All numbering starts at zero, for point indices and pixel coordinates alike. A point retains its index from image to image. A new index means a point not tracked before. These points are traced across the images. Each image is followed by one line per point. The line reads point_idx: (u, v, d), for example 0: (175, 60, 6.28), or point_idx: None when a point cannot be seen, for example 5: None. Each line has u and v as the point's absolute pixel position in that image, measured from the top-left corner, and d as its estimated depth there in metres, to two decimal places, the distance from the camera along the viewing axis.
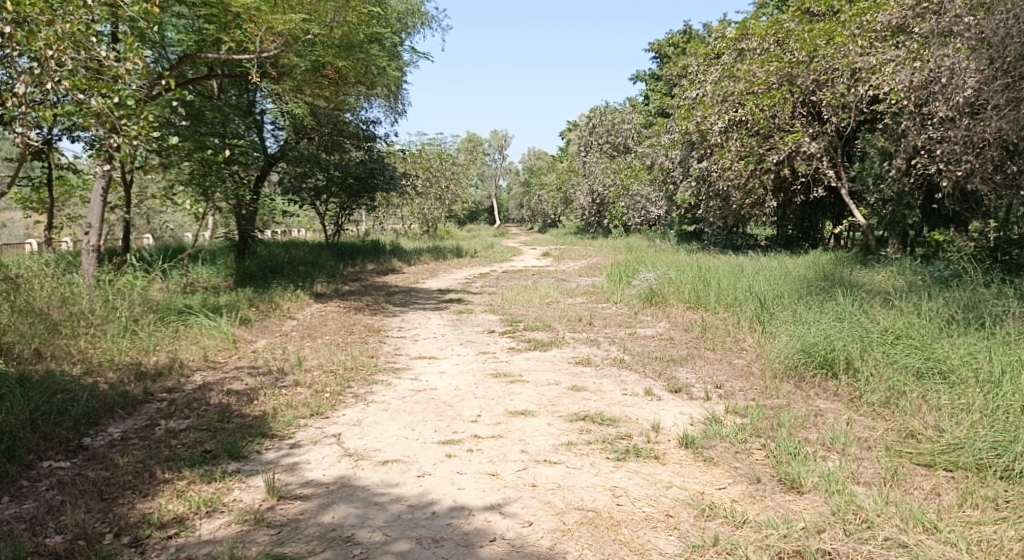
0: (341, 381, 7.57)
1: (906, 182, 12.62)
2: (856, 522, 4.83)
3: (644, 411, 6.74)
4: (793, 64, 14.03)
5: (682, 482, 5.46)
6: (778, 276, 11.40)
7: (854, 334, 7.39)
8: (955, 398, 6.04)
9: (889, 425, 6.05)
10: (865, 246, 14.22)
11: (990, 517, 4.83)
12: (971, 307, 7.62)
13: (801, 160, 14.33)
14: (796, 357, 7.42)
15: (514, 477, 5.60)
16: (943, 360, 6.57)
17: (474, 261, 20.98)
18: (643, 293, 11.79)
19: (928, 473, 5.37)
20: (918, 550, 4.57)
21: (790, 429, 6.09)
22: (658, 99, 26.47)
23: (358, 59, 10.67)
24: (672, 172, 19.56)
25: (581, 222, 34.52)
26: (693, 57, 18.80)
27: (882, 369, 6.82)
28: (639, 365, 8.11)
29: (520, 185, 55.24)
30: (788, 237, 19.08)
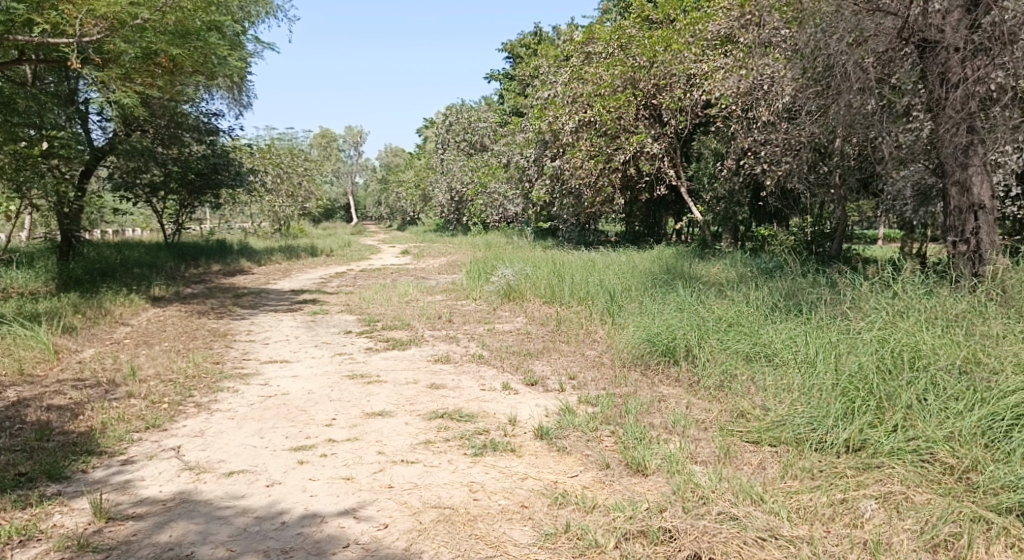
0: (182, 390, 7.23)
1: (735, 182, 13.52)
2: (693, 499, 5.02)
3: (502, 405, 6.84)
4: (636, 69, 14.62)
5: (537, 473, 5.58)
6: (626, 270, 11.85)
7: (692, 322, 7.79)
8: (778, 379, 6.49)
9: (723, 406, 6.43)
10: (703, 241, 15.15)
11: (807, 486, 5.09)
12: (792, 295, 8.23)
13: (644, 160, 15.00)
14: (641, 346, 7.74)
15: (369, 479, 5.54)
16: (768, 344, 7.06)
17: (329, 260, 20.51)
18: (501, 289, 11.95)
19: (756, 449, 5.70)
20: (746, 521, 4.74)
21: (636, 415, 6.35)
22: (513, 98, 26.92)
23: (195, 47, 10.31)
24: (527, 170, 19.91)
25: (440, 219, 34.55)
26: (543, 57, 19.19)
27: (717, 354, 7.25)
28: (497, 360, 8.22)
29: (378, 182, 54.53)
30: (635, 233, 19.94)
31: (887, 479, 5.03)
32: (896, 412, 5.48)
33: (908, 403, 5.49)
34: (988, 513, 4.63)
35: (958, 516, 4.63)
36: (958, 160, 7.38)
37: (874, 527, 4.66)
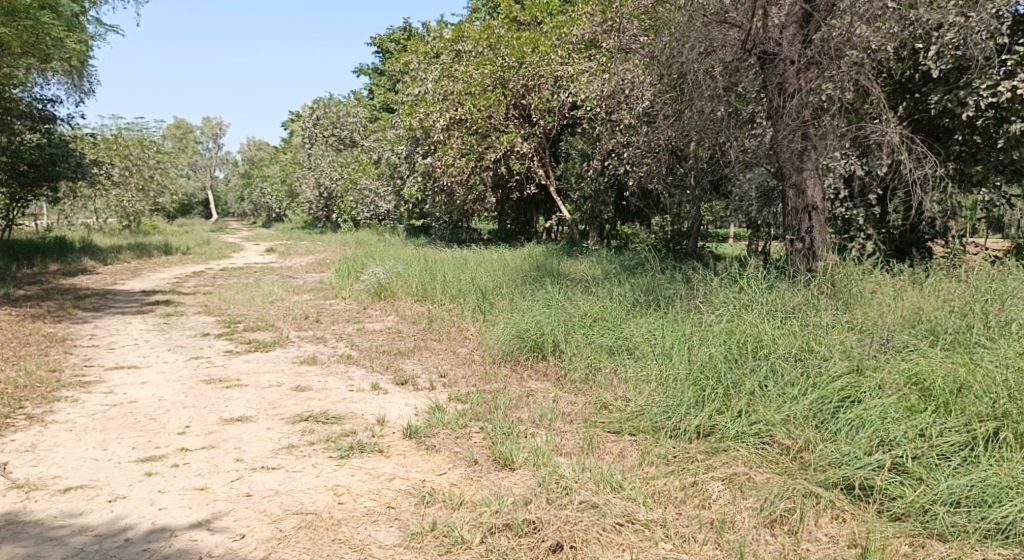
0: (11, 402, 6.67)
1: (601, 182, 13.98)
2: (557, 490, 5.05)
3: (370, 405, 6.71)
4: (505, 69, 14.74)
5: (405, 472, 5.48)
6: (497, 267, 11.91)
7: (558, 318, 7.92)
8: (638, 370, 6.68)
9: (587, 399, 6.56)
10: (572, 238, 15.47)
11: (663, 471, 5.23)
12: (651, 290, 8.49)
13: (515, 159, 15.21)
14: (511, 342, 7.79)
15: (225, 488, 5.29)
16: (629, 337, 7.26)
17: (186, 258, 19.51)
18: (371, 287, 11.74)
19: (617, 438, 5.82)
20: (606, 508, 4.80)
21: (505, 410, 6.38)
22: (382, 93, 26.57)
23: (25, 27, 9.52)
24: (398, 167, 19.67)
25: (307, 216, 33.59)
26: (411, 53, 19.01)
27: (582, 348, 7.39)
28: (366, 360, 8.05)
29: (241, 177, 52.43)
30: (507, 231, 20.18)
31: (733, 462, 5.22)
32: (741, 399, 5.72)
33: (751, 389, 5.75)
34: (817, 488, 4.79)
35: (792, 493, 4.76)
36: (793, 164, 7.87)
37: (720, 507, 4.78)
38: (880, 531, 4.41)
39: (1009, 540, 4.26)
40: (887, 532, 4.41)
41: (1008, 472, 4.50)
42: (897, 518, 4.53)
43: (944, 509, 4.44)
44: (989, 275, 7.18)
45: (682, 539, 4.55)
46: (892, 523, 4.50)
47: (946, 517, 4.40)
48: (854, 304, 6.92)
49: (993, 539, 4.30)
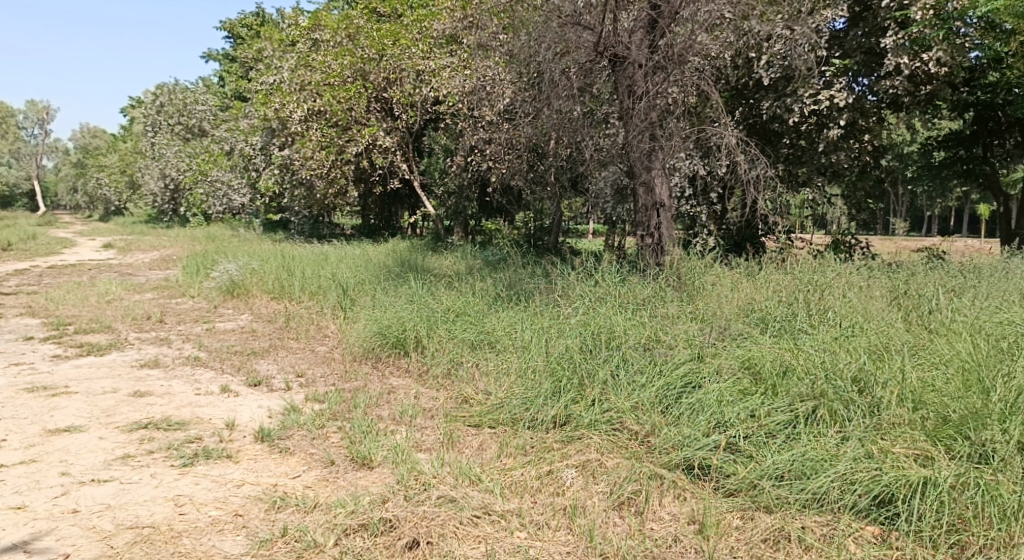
0: None
1: (464, 177, 14.11)
2: (415, 487, 5.05)
3: (219, 409, 6.48)
4: (365, 60, 14.47)
5: (255, 478, 5.33)
6: (358, 263, 11.73)
7: (421, 314, 7.91)
8: (499, 363, 6.78)
9: (448, 394, 6.59)
10: (437, 234, 15.50)
11: (520, 462, 5.34)
12: (513, 285, 8.65)
13: (377, 153, 15.06)
14: (373, 339, 7.72)
15: (48, 506, 4.97)
16: (491, 332, 7.34)
17: (10, 255, 17.99)
18: (223, 284, 11.23)
19: (477, 432, 5.90)
20: (462, 502, 4.85)
21: (365, 408, 6.33)
22: (234, 81, 25.54)
23: None
24: (253, 158, 18.98)
25: (152, 209, 31.81)
26: (265, 41, 18.37)
27: (444, 344, 7.42)
28: (215, 361, 7.76)
29: (77, 166, 48.95)
30: (370, 226, 19.92)
31: (586, 449, 5.41)
32: (595, 387, 5.93)
33: (604, 379, 5.97)
34: (661, 470, 5.04)
35: (638, 476, 4.99)
36: (643, 163, 8.23)
37: (573, 493, 4.95)
38: (715, 507, 4.68)
39: (823, 507, 4.58)
40: (722, 508, 4.69)
41: (821, 446, 4.84)
42: (730, 494, 4.83)
43: (769, 484, 4.74)
44: (811, 268, 7.75)
45: (535, 527, 4.68)
46: (727, 499, 4.79)
47: (771, 490, 4.70)
48: (697, 295, 7.32)
49: (810, 507, 4.61)
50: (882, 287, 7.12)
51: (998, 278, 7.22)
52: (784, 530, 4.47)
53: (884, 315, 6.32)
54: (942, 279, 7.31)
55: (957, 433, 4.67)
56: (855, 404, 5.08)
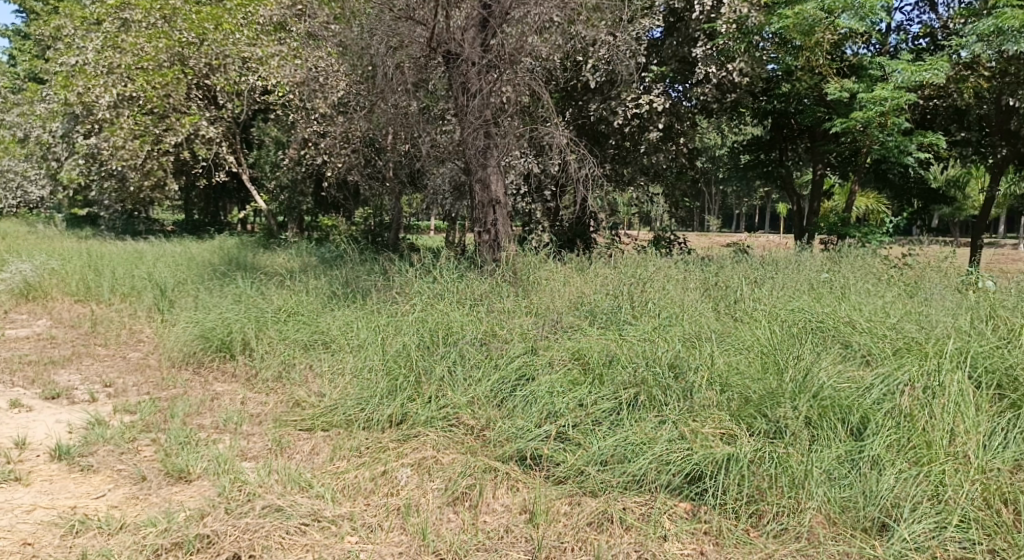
0: None
1: (299, 171, 13.76)
2: (239, 498, 4.91)
3: (7, 427, 5.98)
4: (183, 44, 13.66)
5: (49, 501, 4.99)
6: (178, 262, 11.15)
7: (249, 315, 7.65)
8: (333, 364, 6.66)
9: (279, 398, 6.43)
10: (268, 230, 15.04)
11: (354, 464, 5.31)
12: (348, 283, 8.53)
13: (200, 144, 14.31)
14: (195, 343, 7.40)
15: None
16: (326, 331, 7.20)
17: None
18: (17, 287, 10.28)
19: (309, 436, 5.80)
20: (290, 510, 4.77)
21: (184, 417, 6.07)
22: (29, 60, 23.42)
23: None
24: (53, 147, 17.51)
25: None
26: (65, 18, 16.93)
27: (275, 346, 7.22)
28: (6, 373, 7.15)
29: None
30: (194, 222, 19.02)
31: (422, 446, 5.45)
32: (431, 385, 5.96)
33: (441, 375, 6.02)
34: (495, 462, 5.18)
35: (473, 470, 5.11)
36: (479, 160, 8.35)
37: (407, 492, 4.99)
38: (545, 495, 4.86)
39: (642, 488, 4.88)
40: (552, 495, 4.88)
41: (640, 430, 5.14)
42: (560, 481, 5.05)
43: (594, 469, 4.99)
44: (633, 263, 8.14)
45: (367, 530, 4.68)
46: (557, 486, 5.00)
47: (596, 475, 4.95)
48: (531, 290, 7.54)
49: (630, 489, 4.89)
50: (695, 280, 7.63)
51: (791, 269, 7.96)
52: (607, 512, 4.71)
53: (697, 306, 6.80)
54: (747, 271, 7.92)
55: (757, 413, 5.09)
56: (671, 389, 5.43)
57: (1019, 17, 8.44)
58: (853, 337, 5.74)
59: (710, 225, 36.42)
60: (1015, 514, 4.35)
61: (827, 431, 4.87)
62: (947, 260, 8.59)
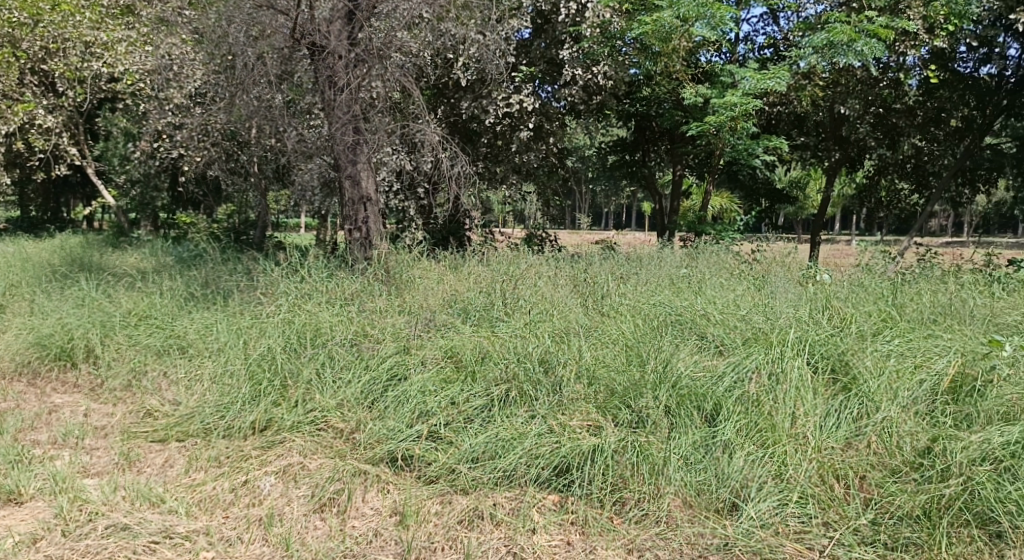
0: None
1: (152, 164, 13.04)
2: (78, 519, 4.65)
3: None
4: (13, 25, 12.62)
5: None
6: (11, 264, 10.38)
7: (94, 320, 7.22)
8: (189, 370, 6.35)
9: (128, 408, 6.09)
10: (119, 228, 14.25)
11: (212, 475, 5.10)
12: (208, 283, 8.18)
13: (35, 134, 13.31)
14: (29, 352, 6.93)
15: None
16: (182, 336, 6.87)
17: None
18: None
19: (161, 448, 5.52)
20: (138, 529, 4.56)
21: (15, 434, 5.67)
22: None
23: None
24: None
25: None
26: None
27: (124, 352, 6.83)
28: None
29: None
30: (31, 218, 17.77)
31: (288, 453, 5.31)
32: (298, 388, 5.80)
33: (309, 378, 5.86)
34: (366, 465, 5.11)
35: (343, 473, 5.01)
36: (348, 156, 8.19)
37: (271, 501, 4.85)
38: (416, 496, 4.84)
39: (512, 483, 4.93)
40: (423, 495, 4.87)
41: (511, 425, 5.20)
42: (431, 481, 5.03)
43: (465, 467, 5.00)
44: (504, 261, 8.21)
45: (225, 544, 4.52)
46: (429, 486, 4.98)
47: (467, 473, 4.96)
48: (404, 288, 7.47)
49: (501, 484, 4.93)
50: (565, 276, 7.78)
51: (653, 265, 8.26)
52: (478, 510, 4.73)
53: (566, 302, 6.92)
54: (613, 268, 8.15)
55: (621, 404, 5.26)
56: (542, 384, 5.51)
57: (847, 32, 9.10)
58: (708, 329, 6.04)
59: (580, 223, 37.35)
60: (846, 488, 4.61)
61: (684, 418, 5.07)
62: (790, 255, 9.19)
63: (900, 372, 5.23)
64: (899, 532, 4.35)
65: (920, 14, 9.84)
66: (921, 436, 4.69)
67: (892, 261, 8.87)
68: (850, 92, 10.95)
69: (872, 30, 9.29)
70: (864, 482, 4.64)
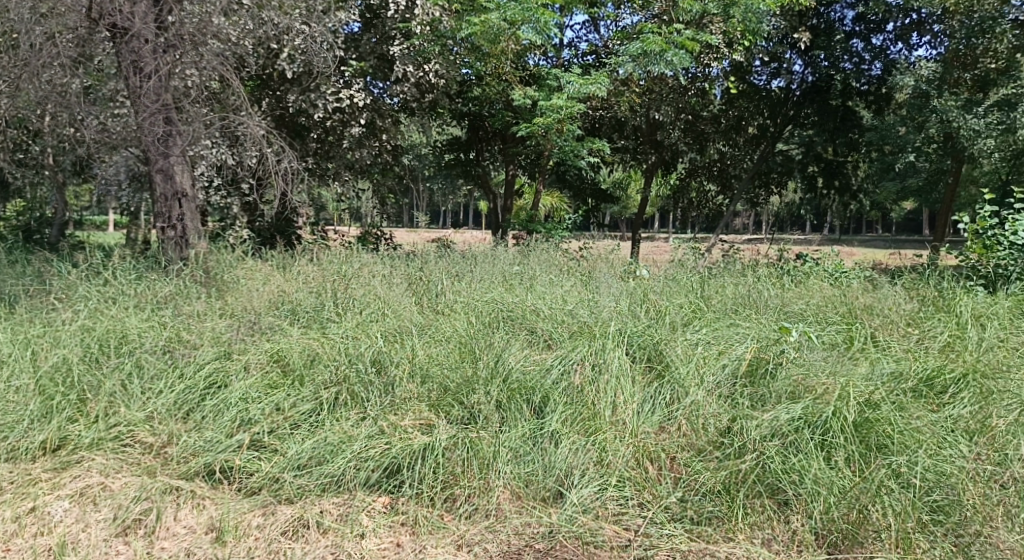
0: None
1: None
2: None
3: None
4: None
5: None
6: None
7: None
8: None
9: None
10: None
11: None
12: None
13: None
14: None
15: None
16: None
17: None
18: None
19: None
20: None
21: None
22: None
23: None
24: None
25: None
26: None
27: None
28: None
29: None
30: None
31: (85, 473, 4.93)
32: (99, 402, 5.36)
33: (111, 390, 5.43)
34: (179, 481, 4.83)
35: (150, 492, 4.71)
36: (158, 148, 7.64)
37: (64, 528, 4.51)
38: (235, 510, 4.62)
39: (341, 488, 4.81)
40: (243, 508, 4.65)
41: (340, 429, 5.07)
42: (252, 493, 4.82)
43: (290, 475, 4.83)
44: (337, 259, 8.03)
45: None
46: (250, 498, 4.77)
47: (291, 481, 4.80)
48: (225, 290, 7.13)
49: (328, 490, 4.81)
50: (400, 275, 7.68)
51: (487, 263, 8.33)
52: (303, 518, 4.58)
53: (402, 301, 6.79)
54: (447, 266, 8.14)
55: (453, 401, 5.26)
56: (373, 385, 5.41)
57: (658, 42, 9.67)
58: (537, 324, 6.21)
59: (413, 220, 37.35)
60: (658, 469, 4.83)
61: (514, 412, 5.16)
62: (613, 253, 9.62)
63: (706, 357, 5.62)
64: (704, 507, 4.56)
65: (721, 29, 10.53)
66: (722, 417, 5.01)
67: (702, 257, 9.49)
68: (663, 99, 11.52)
69: (680, 42, 9.97)
70: (673, 463, 4.87)
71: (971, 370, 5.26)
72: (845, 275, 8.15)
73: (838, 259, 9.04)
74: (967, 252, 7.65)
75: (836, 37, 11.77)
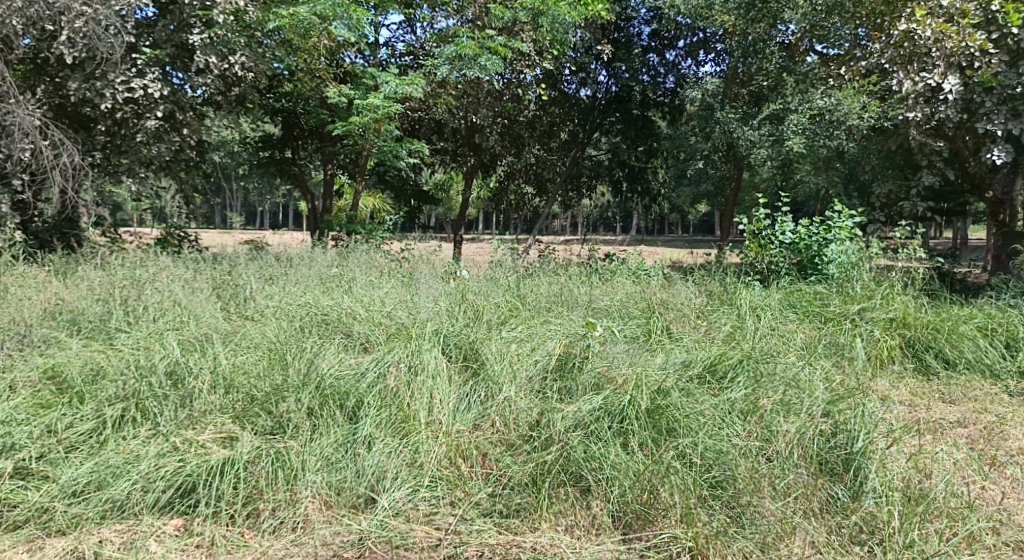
0: None
1: None
2: None
3: None
4: None
5: None
6: None
7: None
8: None
9: None
10: None
11: None
12: None
13: None
14: None
15: None
16: None
17: None
18: None
19: None
20: None
21: None
22: None
23: None
24: None
25: None
26: None
27: None
28: None
29: None
30: None
31: None
32: None
33: None
34: None
35: None
36: None
37: None
38: None
39: (124, 514, 4.54)
40: (3, 547, 4.32)
41: (124, 449, 4.77)
42: (16, 526, 4.46)
43: (62, 504, 4.52)
44: (133, 264, 7.53)
45: None
46: (11, 533, 4.41)
47: (64, 512, 4.49)
48: None
49: (109, 517, 4.53)
50: (204, 279, 7.31)
51: (303, 265, 8.12)
52: (78, 550, 4.32)
53: (204, 306, 6.49)
54: (258, 268, 7.88)
55: (261, 410, 5.10)
56: (168, 399, 5.12)
57: (472, 47, 10.00)
58: (353, 326, 6.15)
59: (228, 219, 35.76)
60: (470, 466, 4.93)
61: (327, 418, 5.06)
62: (434, 253, 9.79)
63: (519, 354, 5.81)
64: (512, 500, 4.70)
65: (532, 37, 10.89)
66: (532, 410, 5.19)
67: (519, 257, 9.79)
68: (480, 103, 11.64)
69: (493, 47, 10.28)
70: (485, 459, 4.99)
71: (746, 357, 5.80)
72: (646, 273, 8.66)
73: (640, 258, 9.54)
74: (746, 251, 8.45)
75: (634, 50, 12.61)
